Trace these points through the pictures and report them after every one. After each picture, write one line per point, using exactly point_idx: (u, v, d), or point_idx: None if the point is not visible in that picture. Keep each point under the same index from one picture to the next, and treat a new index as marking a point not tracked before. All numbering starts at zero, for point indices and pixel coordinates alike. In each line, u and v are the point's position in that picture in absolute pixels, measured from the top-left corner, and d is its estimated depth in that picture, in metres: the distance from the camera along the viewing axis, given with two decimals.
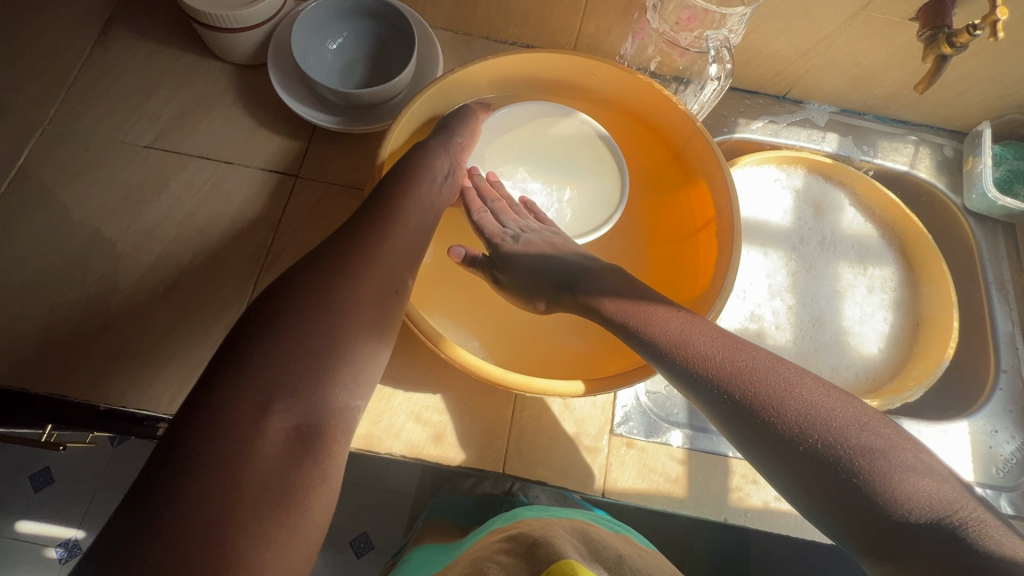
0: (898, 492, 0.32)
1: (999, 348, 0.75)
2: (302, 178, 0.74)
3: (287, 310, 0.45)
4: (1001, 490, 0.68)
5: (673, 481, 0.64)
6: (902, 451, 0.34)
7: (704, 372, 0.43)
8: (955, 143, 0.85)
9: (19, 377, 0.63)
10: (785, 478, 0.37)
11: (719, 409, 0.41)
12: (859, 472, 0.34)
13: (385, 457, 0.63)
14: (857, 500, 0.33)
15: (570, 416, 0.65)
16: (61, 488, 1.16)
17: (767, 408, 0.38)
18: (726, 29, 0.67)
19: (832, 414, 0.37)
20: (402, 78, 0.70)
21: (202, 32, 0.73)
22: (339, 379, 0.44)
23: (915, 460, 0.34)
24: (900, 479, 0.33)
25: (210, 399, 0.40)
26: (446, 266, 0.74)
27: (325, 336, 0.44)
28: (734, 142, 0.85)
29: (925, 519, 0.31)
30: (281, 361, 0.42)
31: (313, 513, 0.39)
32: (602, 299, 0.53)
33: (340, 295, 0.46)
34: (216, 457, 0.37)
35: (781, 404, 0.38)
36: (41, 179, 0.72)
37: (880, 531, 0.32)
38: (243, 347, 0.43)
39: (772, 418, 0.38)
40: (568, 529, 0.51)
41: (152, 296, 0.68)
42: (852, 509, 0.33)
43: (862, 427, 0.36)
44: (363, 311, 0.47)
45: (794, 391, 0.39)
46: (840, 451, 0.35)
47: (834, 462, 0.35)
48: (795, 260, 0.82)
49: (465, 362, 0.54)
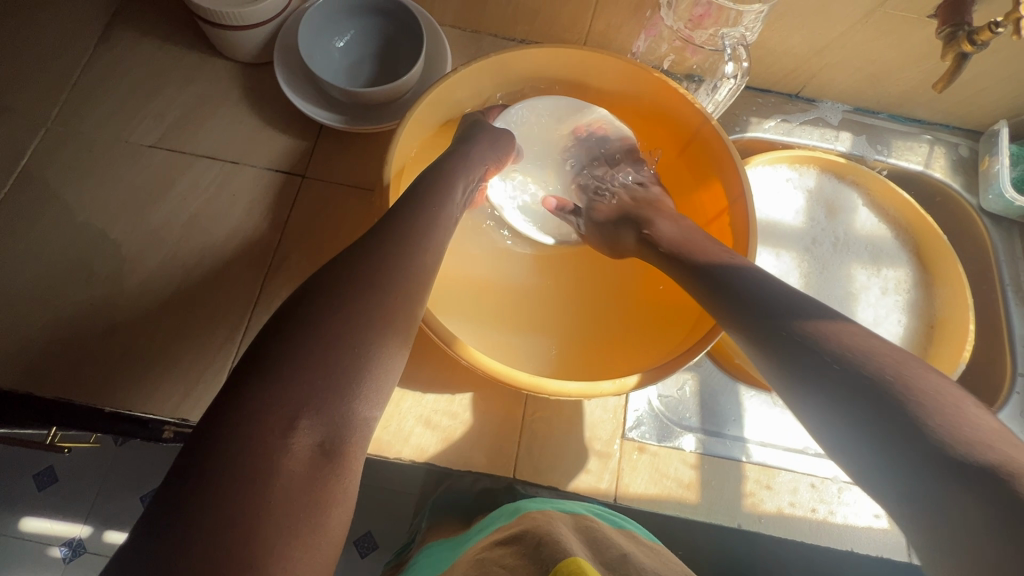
0: (920, 420, 0.33)
1: (1016, 352, 0.74)
2: (309, 178, 0.73)
3: (309, 319, 0.42)
4: None
5: (686, 487, 0.63)
6: (929, 391, 0.35)
7: (775, 324, 0.43)
8: (971, 143, 0.84)
9: (25, 379, 0.63)
10: (803, 392, 0.39)
11: (746, 329, 0.45)
12: (880, 396, 0.35)
13: (394, 462, 0.62)
14: (876, 420, 0.35)
15: (582, 421, 0.64)
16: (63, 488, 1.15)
17: (799, 332, 0.41)
18: (742, 26, 0.66)
19: (869, 353, 0.38)
20: (410, 77, 0.69)
21: (207, 31, 0.72)
22: (364, 391, 0.41)
23: (945, 403, 0.34)
24: (921, 411, 0.34)
25: (233, 412, 0.37)
26: (462, 265, 0.73)
27: (351, 346, 0.41)
28: (747, 141, 0.84)
29: (940, 442, 0.32)
30: (308, 374, 0.39)
31: (332, 533, 0.37)
32: (657, 229, 0.59)
33: (365, 300, 0.43)
34: (237, 479, 0.34)
35: (815, 332, 0.41)
36: (45, 179, 0.71)
37: (891, 447, 0.34)
38: (270, 354, 0.40)
39: (804, 340, 0.41)
40: (574, 527, 0.49)
41: (159, 298, 0.67)
42: (864, 426, 0.35)
43: (886, 364, 0.37)
44: (383, 318, 0.44)
45: (833, 328, 0.41)
46: (862, 374, 0.37)
47: (858, 383, 0.37)
48: (808, 261, 0.81)
49: (474, 361, 0.53)
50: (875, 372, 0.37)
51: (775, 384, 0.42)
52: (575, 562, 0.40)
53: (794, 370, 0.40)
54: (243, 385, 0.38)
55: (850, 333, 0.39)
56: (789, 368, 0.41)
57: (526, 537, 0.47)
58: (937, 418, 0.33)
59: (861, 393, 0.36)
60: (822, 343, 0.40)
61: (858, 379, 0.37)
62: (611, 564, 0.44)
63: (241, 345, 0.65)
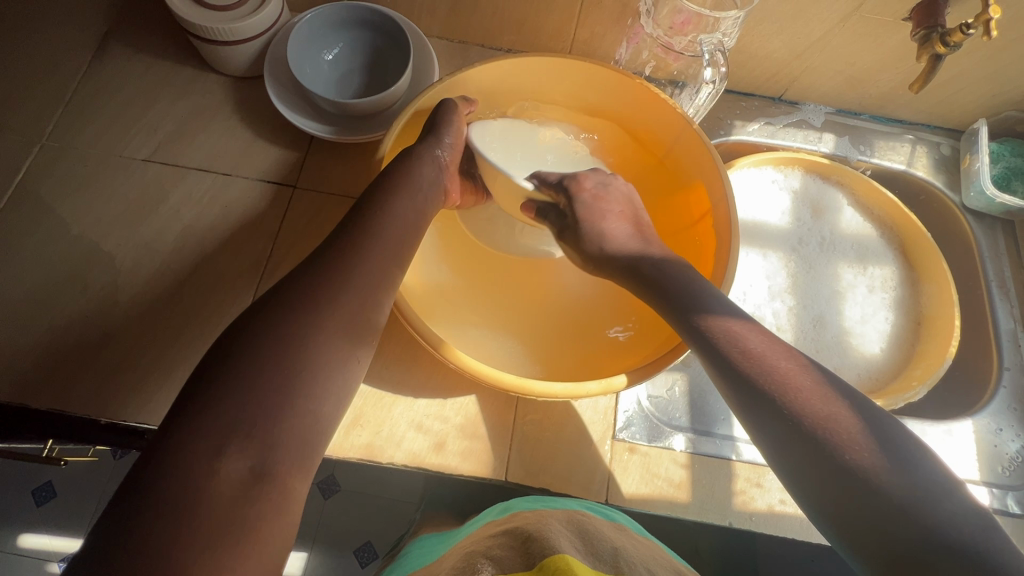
0: (925, 509, 0.34)
1: (1002, 346, 0.75)
2: (300, 188, 0.74)
3: (248, 344, 0.42)
4: (1008, 490, 0.67)
5: (677, 486, 0.63)
6: (929, 474, 0.35)
7: (739, 363, 0.44)
8: (952, 141, 0.85)
9: (21, 393, 0.63)
10: (797, 462, 0.39)
11: (740, 387, 0.43)
12: (885, 479, 0.35)
13: (387, 467, 0.62)
14: (879, 507, 0.35)
15: (572, 422, 0.65)
16: (65, 502, 1.16)
17: (798, 400, 0.40)
18: (720, 33, 0.67)
19: (869, 431, 0.37)
20: (398, 87, 0.70)
21: (199, 46, 0.74)
22: (307, 406, 0.42)
23: (942, 485, 0.35)
24: (922, 496, 0.34)
25: (175, 432, 0.38)
26: (451, 273, 0.74)
27: (301, 362, 0.42)
28: (732, 144, 0.85)
29: (948, 534, 0.33)
30: (253, 392, 0.40)
31: (265, 552, 0.37)
32: (645, 262, 0.56)
33: (310, 318, 0.44)
34: (173, 499, 0.35)
35: (814, 402, 0.39)
36: (40, 193, 0.72)
37: (892, 533, 0.34)
38: (213, 373, 0.40)
39: (806, 410, 0.39)
40: (565, 522, 0.50)
41: (151, 309, 0.68)
42: (864, 508, 0.35)
43: (889, 442, 0.37)
44: (334, 333, 0.45)
45: (831, 398, 0.40)
46: (864, 453, 0.36)
47: (864, 463, 0.36)
48: (794, 261, 0.82)
49: (462, 363, 0.53)
50: (882, 452, 0.36)
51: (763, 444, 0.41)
52: (562, 557, 0.41)
53: (784, 435, 0.40)
54: (179, 412, 0.39)
55: (839, 406, 0.39)
56: (789, 438, 0.39)
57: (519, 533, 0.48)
58: (940, 505, 0.34)
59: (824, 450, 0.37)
60: (819, 416, 0.39)
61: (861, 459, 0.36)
62: (602, 557, 0.45)
63: None
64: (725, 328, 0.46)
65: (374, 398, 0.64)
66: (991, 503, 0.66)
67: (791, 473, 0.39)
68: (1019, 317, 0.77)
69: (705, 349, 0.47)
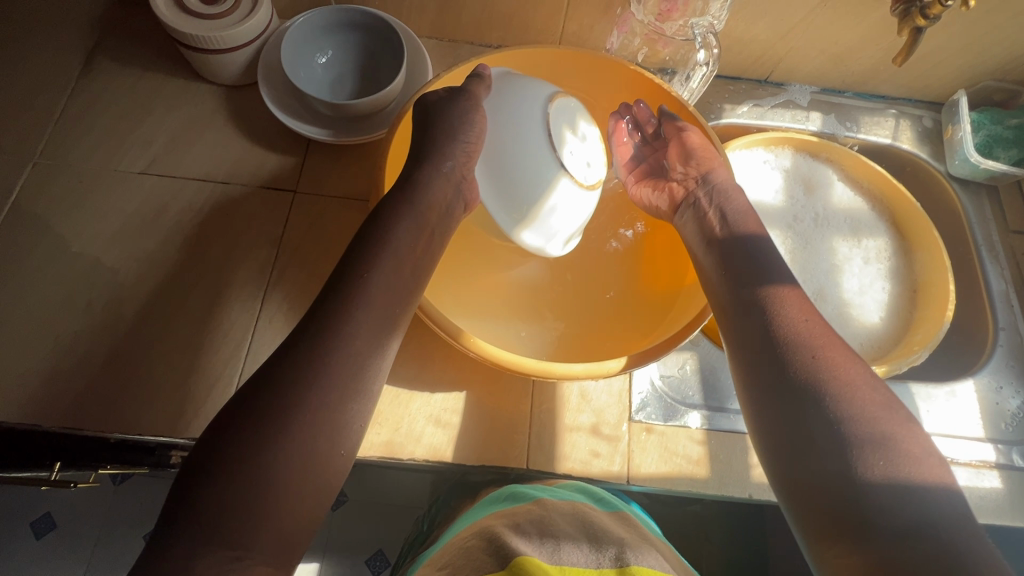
0: (885, 465, 0.39)
1: (995, 307, 0.78)
2: (301, 193, 0.74)
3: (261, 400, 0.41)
4: (1011, 444, 0.69)
5: (696, 463, 0.64)
6: (901, 443, 0.41)
7: (766, 326, 0.49)
8: (933, 114, 0.88)
9: (30, 415, 0.62)
10: (783, 411, 0.44)
11: (755, 346, 0.48)
12: (858, 440, 0.41)
13: (409, 463, 0.62)
14: (844, 455, 0.41)
15: (588, 407, 0.66)
16: (66, 533, 1.12)
17: (804, 365, 0.45)
18: (710, 16, 0.70)
19: (858, 403, 0.43)
20: (394, 87, 0.70)
21: (189, 56, 0.74)
22: (351, 407, 0.44)
23: (910, 454, 0.40)
24: (887, 457, 0.40)
25: (224, 431, 0.40)
26: (458, 266, 0.74)
27: (342, 361, 0.44)
28: (722, 127, 0.87)
29: (898, 486, 0.39)
30: (299, 395, 0.42)
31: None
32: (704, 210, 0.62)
33: (349, 322, 0.46)
34: (222, 493, 0.38)
35: (818, 370, 0.45)
36: (35, 212, 0.71)
37: (846, 476, 0.40)
38: (248, 391, 0.42)
39: (809, 376, 0.45)
40: (569, 519, 0.53)
41: (157, 323, 0.67)
42: (828, 454, 0.41)
43: (874, 415, 0.42)
44: (370, 329, 0.47)
45: (835, 374, 0.44)
46: (846, 418, 0.42)
47: (841, 424, 0.42)
48: (792, 237, 0.84)
49: (482, 351, 0.54)
50: (864, 420, 0.42)
51: (755, 394, 0.47)
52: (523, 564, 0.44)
53: (779, 391, 0.45)
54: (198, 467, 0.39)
55: (845, 381, 0.44)
56: (785, 393, 0.45)
57: (528, 531, 0.51)
58: (901, 467, 0.39)
59: (824, 442, 0.42)
60: (818, 384, 0.44)
61: (840, 423, 0.42)
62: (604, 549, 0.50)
63: (246, 359, 0.66)
64: (760, 304, 0.50)
65: (391, 395, 0.64)
66: (997, 458, 0.68)
67: (776, 420, 0.45)
68: (1010, 279, 0.80)
69: (736, 330, 0.51)
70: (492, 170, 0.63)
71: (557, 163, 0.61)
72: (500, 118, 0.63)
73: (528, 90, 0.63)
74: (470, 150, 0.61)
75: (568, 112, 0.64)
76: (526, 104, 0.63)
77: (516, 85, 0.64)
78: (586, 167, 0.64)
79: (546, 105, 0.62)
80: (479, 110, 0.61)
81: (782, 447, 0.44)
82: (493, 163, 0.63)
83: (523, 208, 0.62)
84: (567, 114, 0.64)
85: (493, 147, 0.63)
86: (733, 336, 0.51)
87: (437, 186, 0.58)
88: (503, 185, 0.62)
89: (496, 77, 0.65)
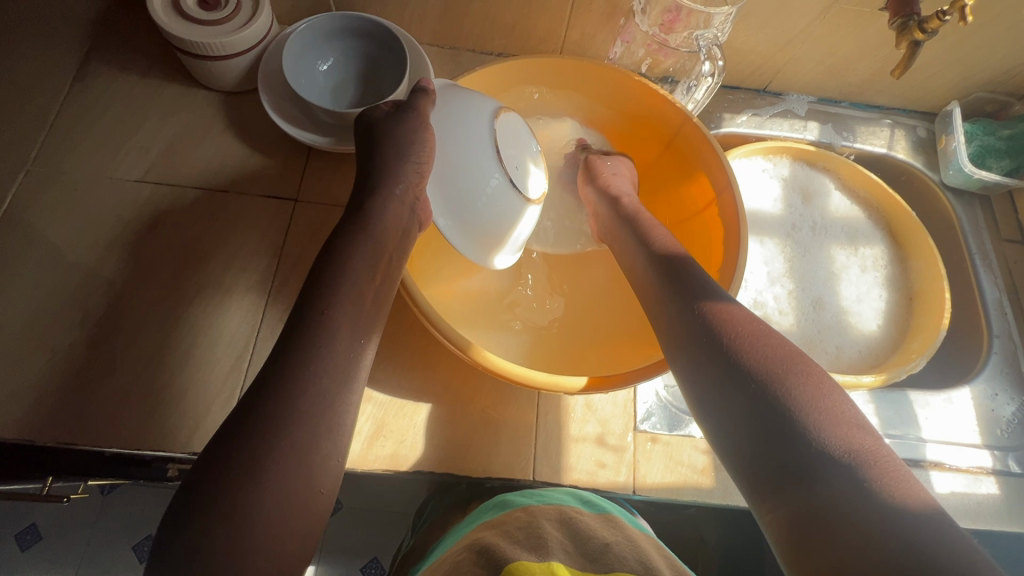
0: (818, 432, 0.40)
1: (989, 315, 0.79)
2: (302, 201, 0.73)
3: (264, 416, 0.42)
4: (1007, 450, 0.70)
5: (701, 472, 0.64)
6: (832, 411, 0.42)
7: (696, 315, 0.52)
8: (927, 124, 0.89)
9: (24, 430, 0.60)
10: (719, 393, 0.47)
11: (689, 335, 0.51)
12: (789, 411, 0.42)
13: (414, 476, 0.62)
14: (777, 429, 0.42)
15: (594, 417, 0.66)
16: (53, 544, 1.09)
17: (733, 347, 0.48)
18: (714, 28, 0.71)
19: (786, 377, 0.44)
20: (397, 94, 0.70)
21: (187, 62, 0.73)
22: (325, 442, 0.44)
23: (842, 420, 0.41)
24: (817, 424, 0.41)
25: (200, 484, 0.40)
26: (462, 275, 0.74)
27: (308, 408, 0.44)
28: (723, 136, 0.88)
29: (832, 452, 0.39)
30: (294, 409, 0.43)
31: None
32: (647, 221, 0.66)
33: (311, 362, 0.45)
34: (223, 508, 0.39)
35: (747, 350, 0.47)
36: (28, 221, 0.69)
37: (781, 447, 0.41)
38: (247, 405, 0.43)
39: (739, 357, 0.47)
40: (556, 521, 0.54)
41: (153, 334, 0.66)
42: (764, 430, 0.42)
43: (804, 386, 0.43)
44: (348, 343, 0.48)
45: (763, 352, 0.46)
46: (777, 392, 0.43)
47: (773, 399, 0.43)
48: (790, 245, 0.85)
49: (491, 364, 0.54)
50: (795, 391, 0.43)
51: (692, 381, 0.49)
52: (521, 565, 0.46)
53: (714, 373, 0.47)
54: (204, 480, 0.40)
55: (774, 357, 0.46)
56: (721, 376, 0.47)
57: (516, 537, 0.52)
58: (836, 432, 0.40)
59: (756, 403, 0.44)
60: (748, 363, 0.46)
61: (773, 397, 0.43)
62: (591, 559, 0.51)
63: (247, 371, 0.65)
64: (692, 298, 0.53)
65: (395, 407, 0.63)
66: (994, 464, 0.69)
67: (716, 404, 0.47)
68: (1003, 287, 0.81)
69: (680, 326, 0.52)
70: (439, 189, 0.61)
71: (508, 181, 0.62)
72: (442, 135, 0.62)
73: (471, 106, 0.63)
74: (421, 169, 0.59)
75: (509, 127, 0.64)
76: (469, 120, 0.62)
77: (461, 101, 0.63)
78: (535, 185, 0.66)
79: (490, 121, 0.62)
80: (428, 126, 0.60)
81: (725, 419, 0.45)
82: (438, 182, 0.61)
83: (472, 229, 0.62)
84: (512, 131, 0.64)
85: (437, 165, 0.61)
86: (667, 327, 0.54)
87: (389, 212, 0.56)
88: (451, 205, 0.61)
89: (438, 93, 0.64)
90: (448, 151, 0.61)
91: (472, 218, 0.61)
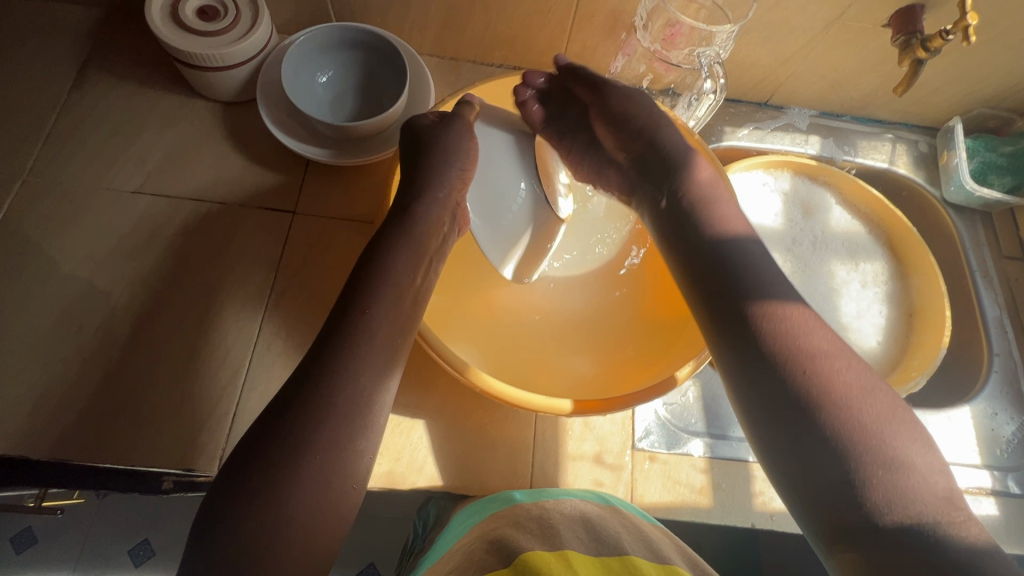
0: (890, 482, 0.40)
1: (990, 333, 0.79)
2: (300, 214, 0.73)
3: (274, 441, 0.42)
4: (1007, 471, 0.70)
5: (698, 491, 0.64)
6: (903, 456, 0.41)
7: (759, 339, 0.48)
8: (929, 139, 0.89)
9: (17, 445, 0.60)
10: (780, 427, 0.45)
11: (747, 361, 0.48)
12: (860, 458, 0.41)
13: (409, 493, 0.61)
14: (848, 475, 0.41)
15: (592, 435, 0.65)
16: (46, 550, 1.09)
17: (797, 380, 0.45)
18: (717, 47, 0.69)
19: (855, 417, 0.43)
20: (396, 108, 0.69)
21: (186, 72, 0.72)
22: (335, 471, 0.42)
23: (912, 466, 0.41)
24: (888, 472, 0.40)
25: (215, 511, 0.40)
26: (459, 290, 0.74)
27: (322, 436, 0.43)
28: (723, 150, 0.88)
29: (903, 505, 0.39)
30: (302, 436, 0.42)
31: None
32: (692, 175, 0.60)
33: (320, 388, 0.44)
34: (228, 536, 0.39)
35: (814, 384, 0.45)
36: (24, 231, 0.69)
37: (851, 495, 0.41)
38: (257, 430, 0.43)
39: (804, 392, 0.45)
40: (568, 515, 0.53)
41: (148, 348, 0.65)
42: (832, 474, 0.42)
43: (875, 429, 0.42)
44: (364, 369, 0.46)
45: (829, 385, 0.44)
46: (846, 434, 0.42)
47: (843, 443, 0.42)
48: (791, 260, 0.84)
49: (488, 385, 0.53)
50: (865, 435, 0.42)
51: (749, 408, 0.47)
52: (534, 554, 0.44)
53: (774, 405, 0.46)
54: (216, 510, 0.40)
55: (841, 392, 0.44)
56: (783, 410, 0.45)
57: (528, 528, 0.50)
58: (906, 483, 0.40)
59: (824, 445, 0.43)
60: (814, 399, 0.44)
61: (842, 441, 0.42)
62: (604, 544, 0.48)
63: (242, 385, 0.64)
64: (755, 316, 0.49)
65: (391, 424, 0.63)
66: (993, 485, 0.69)
67: (776, 438, 0.45)
68: (1003, 305, 0.81)
69: (738, 350, 0.49)
70: (479, 197, 0.64)
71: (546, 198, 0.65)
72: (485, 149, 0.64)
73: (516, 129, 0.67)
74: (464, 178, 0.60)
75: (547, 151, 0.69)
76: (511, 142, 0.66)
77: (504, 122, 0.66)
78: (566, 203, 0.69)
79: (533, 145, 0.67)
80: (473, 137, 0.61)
81: (785, 455, 0.45)
82: (479, 190, 0.64)
83: (509, 234, 0.65)
84: (549, 157, 0.70)
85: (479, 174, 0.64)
86: (722, 347, 0.50)
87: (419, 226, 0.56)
88: (492, 212, 0.64)
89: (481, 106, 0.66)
90: (491, 164, 0.65)
91: (512, 221, 0.64)
